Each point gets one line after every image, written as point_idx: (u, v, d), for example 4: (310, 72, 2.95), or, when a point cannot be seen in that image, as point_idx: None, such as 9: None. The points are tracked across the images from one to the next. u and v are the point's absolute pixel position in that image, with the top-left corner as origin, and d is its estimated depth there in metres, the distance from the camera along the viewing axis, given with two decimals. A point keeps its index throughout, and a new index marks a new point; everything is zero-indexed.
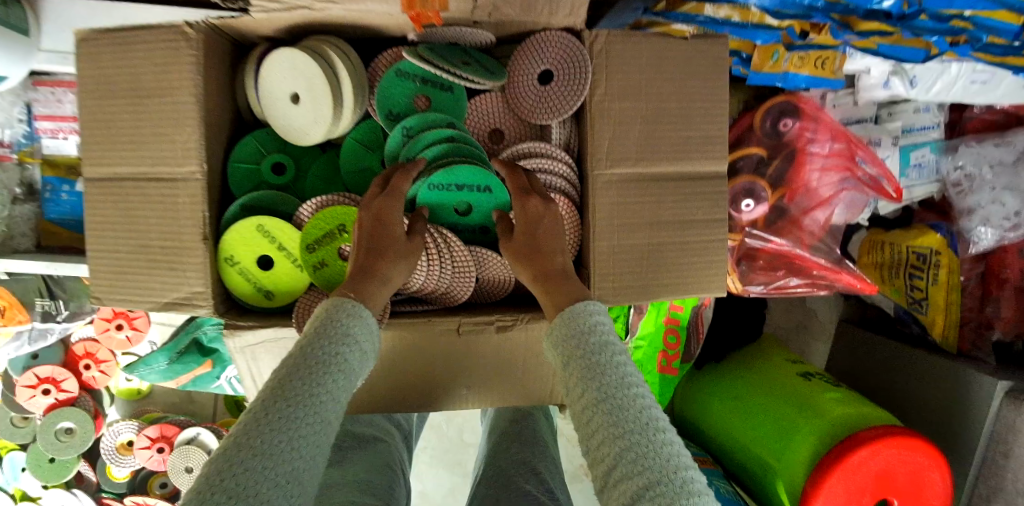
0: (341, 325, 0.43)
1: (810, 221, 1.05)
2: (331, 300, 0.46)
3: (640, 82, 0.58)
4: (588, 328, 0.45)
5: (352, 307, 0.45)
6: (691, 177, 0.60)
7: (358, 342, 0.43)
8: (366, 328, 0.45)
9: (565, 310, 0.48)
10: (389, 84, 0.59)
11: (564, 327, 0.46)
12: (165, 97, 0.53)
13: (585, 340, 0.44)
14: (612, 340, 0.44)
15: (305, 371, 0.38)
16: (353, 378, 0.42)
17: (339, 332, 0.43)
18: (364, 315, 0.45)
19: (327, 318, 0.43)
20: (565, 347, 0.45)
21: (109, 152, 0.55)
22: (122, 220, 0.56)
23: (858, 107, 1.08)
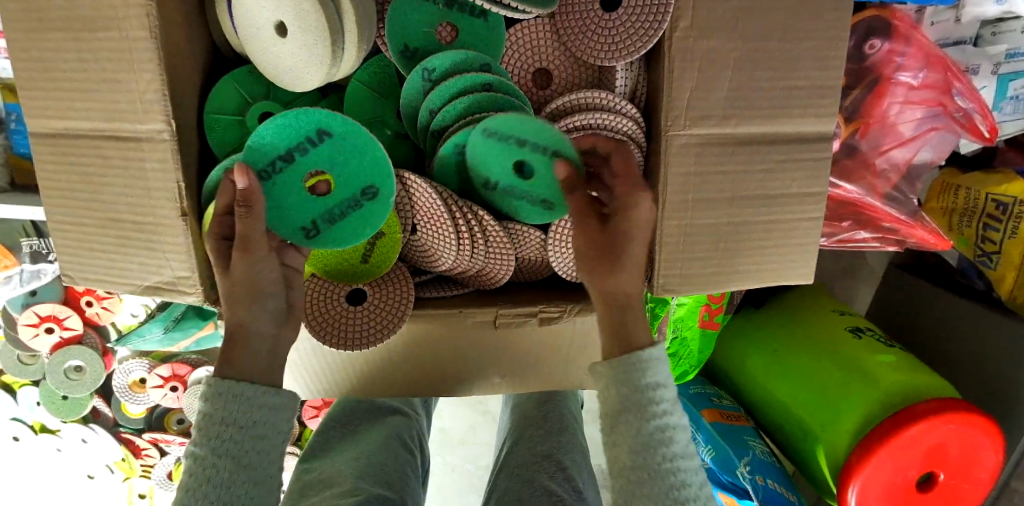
0: (232, 407, 0.39)
1: (884, 161, 0.90)
2: (212, 377, 0.40)
3: (736, 10, 0.43)
4: (648, 387, 0.41)
5: (222, 390, 0.39)
6: (788, 141, 0.47)
7: (249, 416, 0.40)
8: (263, 391, 0.41)
9: (627, 356, 0.41)
10: (403, 7, 0.45)
11: (617, 373, 0.41)
12: (109, 27, 0.40)
13: (650, 397, 0.40)
14: (671, 393, 0.41)
15: (211, 475, 0.38)
16: (269, 439, 0.41)
17: (234, 419, 0.39)
18: (241, 388, 0.40)
19: (212, 408, 0.39)
20: (620, 396, 0.41)
21: (53, 100, 0.43)
22: (81, 188, 0.45)
23: (962, 26, 0.89)
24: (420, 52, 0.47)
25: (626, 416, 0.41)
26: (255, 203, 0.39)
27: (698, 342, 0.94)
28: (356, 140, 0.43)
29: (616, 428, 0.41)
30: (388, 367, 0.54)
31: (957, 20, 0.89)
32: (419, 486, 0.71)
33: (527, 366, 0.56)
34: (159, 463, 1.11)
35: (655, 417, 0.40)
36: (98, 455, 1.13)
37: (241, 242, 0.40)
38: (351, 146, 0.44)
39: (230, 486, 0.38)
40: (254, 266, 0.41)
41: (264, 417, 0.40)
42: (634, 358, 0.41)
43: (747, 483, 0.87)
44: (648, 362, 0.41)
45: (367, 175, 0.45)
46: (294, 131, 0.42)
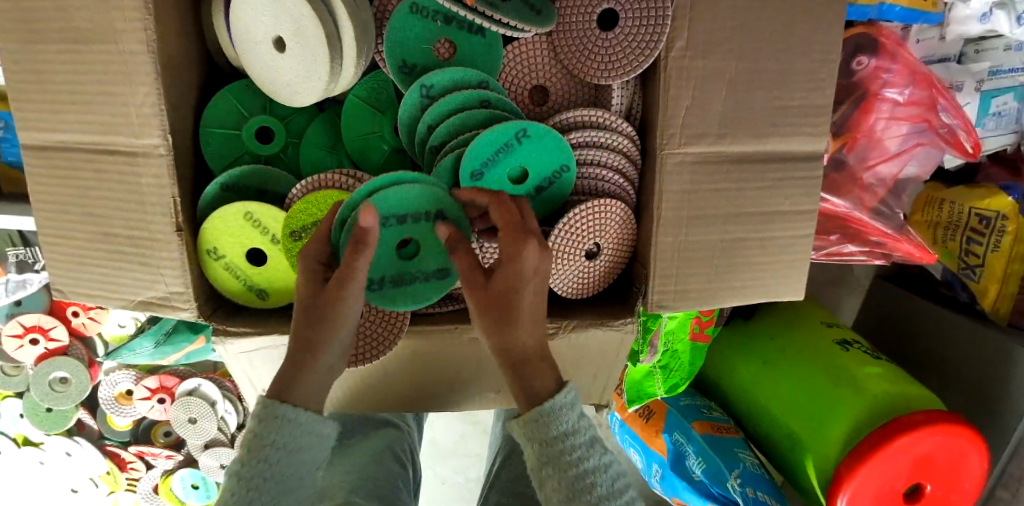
0: (283, 430, 0.38)
1: (871, 176, 0.91)
2: (263, 397, 0.39)
3: (730, 31, 0.44)
4: (561, 435, 0.38)
5: (281, 411, 0.38)
6: (780, 158, 0.48)
7: (299, 440, 0.39)
8: (313, 417, 0.40)
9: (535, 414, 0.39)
10: (401, 25, 0.46)
11: (531, 430, 0.39)
12: (108, 42, 0.40)
13: (564, 448, 0.38)
14: (590, 435, 0.39)
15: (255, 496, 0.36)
16: (309, 465, 0.40)
17: (284, 441, 0.38)
18: (298, 413, 0.39)
19: (266, 431, 0.38)
20: (535, 449, 0.39)
21: (49, 114, 0.43)
22: (75, 201, 0.45)
23: (946, 44, 0.92)
24: (418, 69, 0.47)
25: (549, 470, 0.38)
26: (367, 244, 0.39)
27: (690, 352, 0.95)
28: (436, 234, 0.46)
29: (544, 484, 0.39)
30: (383, 382, 0.54)
31: (942, 37, 0.91)
32: (411, 499, 0.70)
33: None
34: (145, 476, 1.09)
35: (575, 465, 0.38)
36: (82, 469, 1.10)
37: (339, 276, 0.40)
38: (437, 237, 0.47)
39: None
40: (343, 304, 0.40)
41: (310, 442, 0.40)
42: (540, 413, 0.39)
43: (737, 495, 0.88)
44: (555, 412, 0.39)
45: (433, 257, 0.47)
46: (413, 198, 0.44)
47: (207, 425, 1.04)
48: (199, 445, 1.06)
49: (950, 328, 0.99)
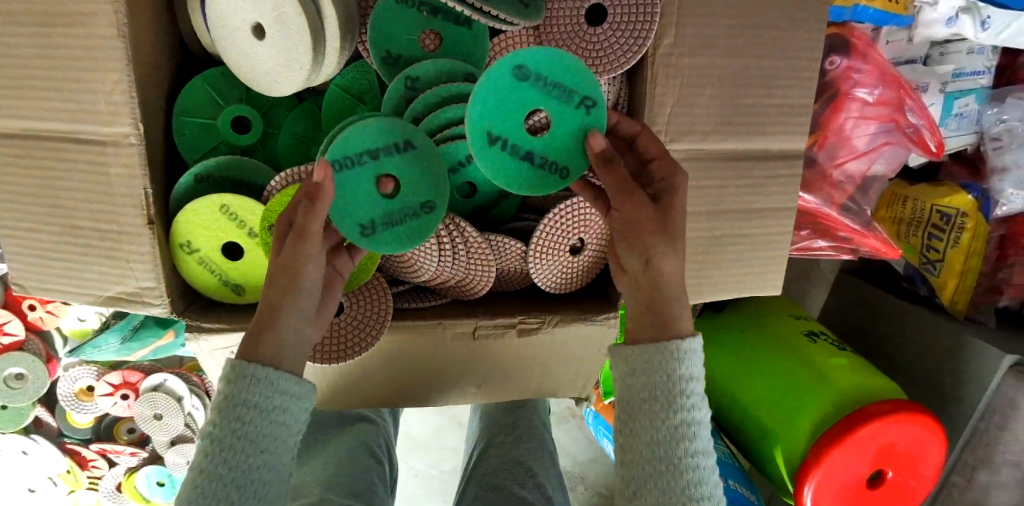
0: (254, 389, 0.35)
1: (841, 174, 0.94)
2: (234, 358, 0.36)
3: (716, 30, 0.44)
4: (681, 385, 0.36)
5: (251, 370, 0.35)
6: (761, 157, 0.49)
7: (276, 401, 0.36)
8: (288, 376, 0.37)
9: (665, 345, 0.36)
10: (386, 13, 0.44)
11: (653, 361, 0.36)
12: (74, 24, 0.38)
13: (679, 390, 0.36)
14: (701, 389, 0.37)
15: (227, 457, 0.34)
16: (291, 428, 0.37)
17: (254, 400, 0.35)
18: (269, 374, 0.36)
19: (235, 390, 0.35)
20: (648, 387, 0.36)
21: (8, 97, 0.40)
22: (37, 191, 0.42)
23: (914, 46, 0.95)
24: (403, 60, 0.46)
25: (658, 409, 0.36)
26: (322, 199, 0.38)
27: None
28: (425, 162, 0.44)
29: (636, 422, 0.36)
30: (365, 378, 0.53)
31: (910, 40, 0.93)
32: (387, 495, 0.69)
33: (505, 375, 0.55)
34: (108, 474, 1.05)
35: (683, 413, 0.36)
36: (41, 467, 1.06)
37: (296, 233, 0.38)
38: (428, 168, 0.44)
39: (246, 471, 0.34)
40: (301, 258, 0.38)
41: (284, 403, 0.37)
42: (669, 346, 0.36)
43: None
44: (684, 351, 0.36)
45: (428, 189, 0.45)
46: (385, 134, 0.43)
47: (174, 421, 1.00)
48: (165, 441, 1.02)
49: (911, 320, 1.04)
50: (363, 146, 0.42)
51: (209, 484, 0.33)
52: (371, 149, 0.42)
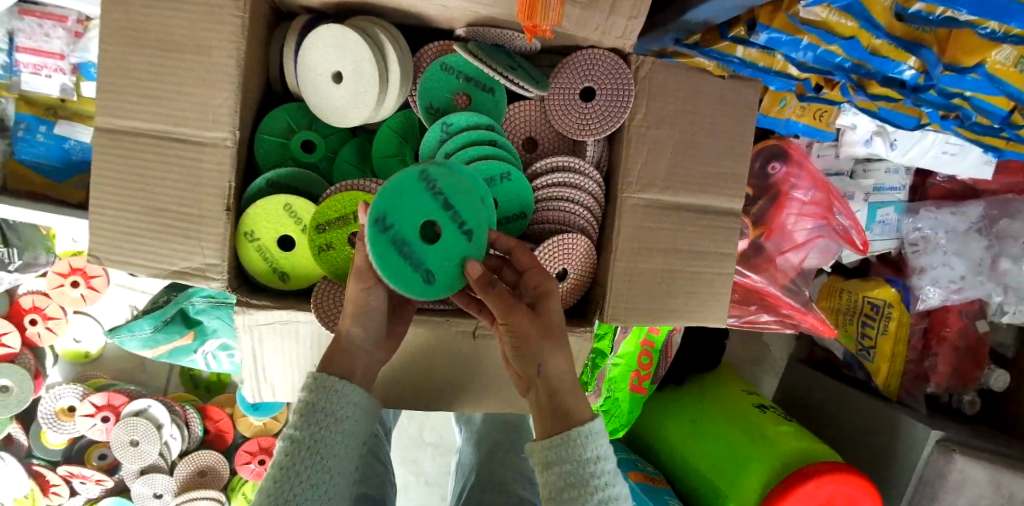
0: (329, 399, 0.47)
1: (783, 260, 1.10)
2: (316, 372, 0.48)
3: (676, 112, 0.60)
4: (596, 475, 0.44)
5: (328, 383, 0.47)
6: (708, 211, 0.62)
7: (342, 411, 0.47)
8: (354, 389, 0.49)
9: (570, 433, 0.44)
10: (433, 77, 0.60)
11: (561, 451, 0.44)
12: (203, 55, 0.51)
13: (591, 472, 0.44)
14: (613, 470, 0.45)
15: (303, 452, 0.45)
16: (351, 434, 0.48)
17: (327, 408, 0.47)
18: (341, 388, 0.47)
19: (314, 398, 0.46)
20: (565, 473, 0.44)
21: (132, 104, 0.52)
22: (134, 178, 0.53)
23: (839, 161, 1.16)
24: (440, 111, 0.61)
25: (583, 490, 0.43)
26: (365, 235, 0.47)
27: (629, 402, 1.04)
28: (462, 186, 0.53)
29: None
30: (379, 374, 0.60)
31: (836, 155, 1.16)
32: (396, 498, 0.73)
33: (501, 384, 0.62)
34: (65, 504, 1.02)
35: (600, 491, 0.44)
36: None
37: (354, 269, 0.48)
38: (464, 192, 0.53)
39: (316, 466, 0.45)
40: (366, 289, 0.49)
41: (350, 411, 0.48)
42: (574, 435, 0.44)
43: None
44: (590, 437, 0.44)
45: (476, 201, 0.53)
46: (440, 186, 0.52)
47: (149, 448, 0.99)
48: (135, 471, 1.01)
49: (854, 397, 1.14)
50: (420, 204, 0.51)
51: (291, 474, 0.44)
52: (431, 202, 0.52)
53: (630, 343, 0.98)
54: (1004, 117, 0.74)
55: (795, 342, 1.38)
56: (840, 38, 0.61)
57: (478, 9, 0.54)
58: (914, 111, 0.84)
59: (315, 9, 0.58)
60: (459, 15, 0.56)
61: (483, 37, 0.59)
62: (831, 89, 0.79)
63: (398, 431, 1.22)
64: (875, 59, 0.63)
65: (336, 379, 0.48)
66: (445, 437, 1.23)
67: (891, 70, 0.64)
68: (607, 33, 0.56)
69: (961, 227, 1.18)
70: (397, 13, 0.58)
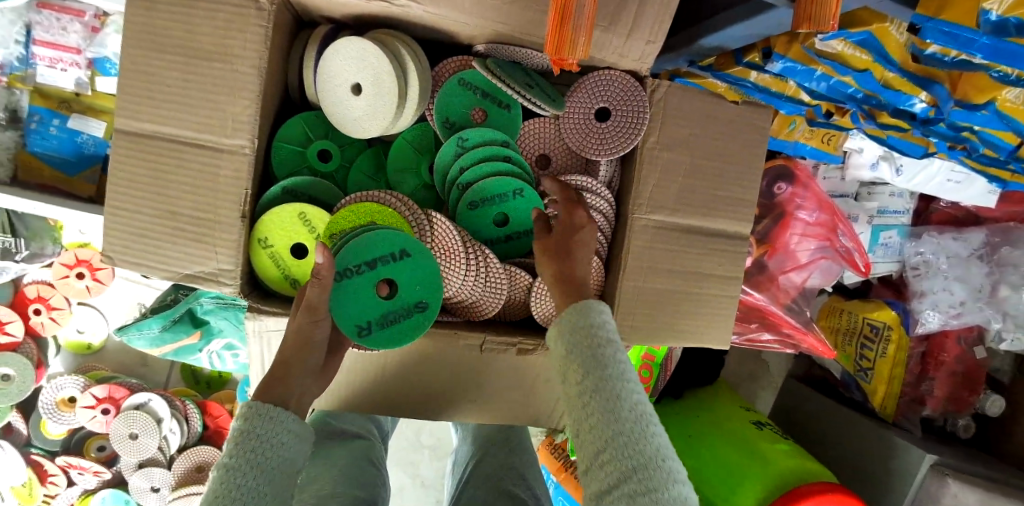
0: (267, 425, 0.42)
1: (784, 280, 1.11)
2: (250, 400, 0.43)
3: (689, 136, 0.61)
4: (603, 341, 0.46)
5: (266, 409, 0.42)
6: (717, 234, 0.63)
7: (281, 438, 0.42)
8: (293, 417, 0.44)
9: (574, 306, 0.49)
10: (449, 92, 0.61)
11: (569, 319, 0.48)
12: (225, 62, 0.52)
13: (594, 334, 0.47)
14: (615, 337, 0.47)
15: (240, 483, 0.39)
16: (290, 465, 0.43)
17: (266, 436, 0.41)
18: (279, 414, 0.43)
19: (252, 425, 0.41)
20: (571, 338, 0.47)
21: (152, 108, 0.53)
22: (149, 181, 0.53)
23: (845, 184, 1.17)
24: (456, 125, 0.62)
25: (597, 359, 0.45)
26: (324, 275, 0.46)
27: None
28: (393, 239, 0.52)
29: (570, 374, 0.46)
30: (381, 384, 0.60)
31: (841, 178, 1.17)
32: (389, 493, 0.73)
33: (502, 398, 0.62)
34: (62, 494, 1.02)
35: (604, 350, 0.46)
36: None
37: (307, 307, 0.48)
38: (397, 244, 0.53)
39: (255, 499, 0.39)
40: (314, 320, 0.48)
41: (289, 440, 0.43)
42: (580, 305, 0.49)
43: None
44: (594, 314, 0.48)
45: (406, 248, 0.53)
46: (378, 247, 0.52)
47: (147, 442, 0.99)
48: (133, 463, 1.01)
49: (850, 418, 1.15)
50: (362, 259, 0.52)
51: (226, 504, 0.37)
52: (370, 261, 0.52)
53: (629, 358, 1.02)
54: (1011, 150, 0.74)
55: (792, 360, 1.39)
56: (854, 70, 0.62)
57: (498, 27, 0.54)
58: (922, 140, 0.85)
59: (336, 19, 0.59)
60: (478, 32, 0.57)
61: (500, 54, 0.60)
62: (842, 116, 0.80)
63: (396, 434, 1.22)
64: (887, 91, 0.64)
65: (271, 408, 0.43)
66: (443, 440, 1.24)
67: (902, 102, 0.65)
68: (624, 57, 0.57)
69: (964, 253, 1.18)
70: (417, 27, 0.58)
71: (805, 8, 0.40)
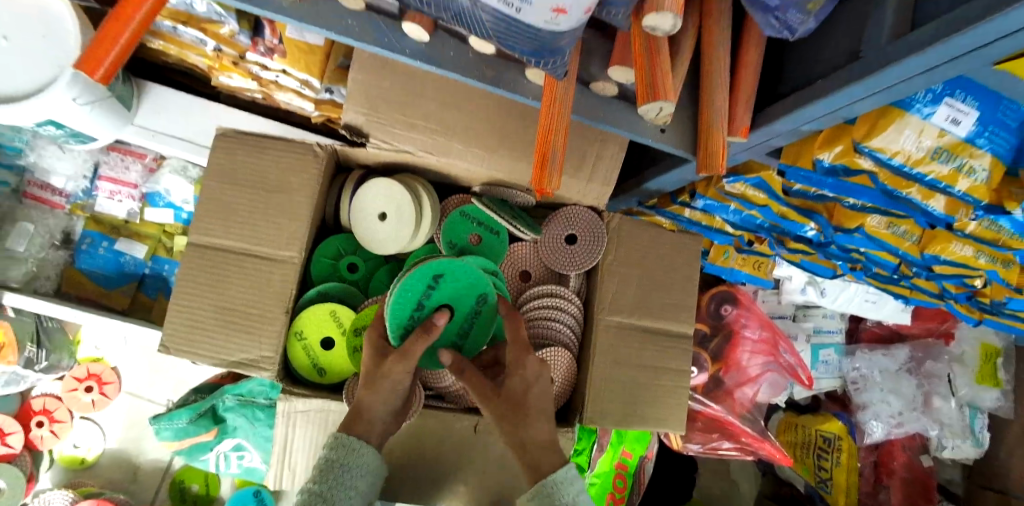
0: (346, 455, 0.54)
1: (740, 394, 1.24)
2: (339, 431, 0.57)
3: (638, 255, 0.78)
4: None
5: (349, 442, 0.55)
6: (668, 333, 0.78)
7: (354, 467, 0.54)
8: (367, 451, 0.56)
9: (545, 483, 0.55)
10: (454, 221, 0.79)
11: (540, 499, 0.55)
12: (286, 194, 0.68)
13: None
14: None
15: (315, 497, 0.52)
16: (358, 493, 0.54)
17: (343, 462, 0.54)
18: (357, 448, 0.55)
19: (334, 452, 0.54)
20: None
21: (223, 227, 0.68)
22: (212, 284, 0.66)
23: (781, 306, 1.36)
24: (457, 246, 0.78)
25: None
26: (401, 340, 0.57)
27: None
28: (426, 269, 0.63)
29: None
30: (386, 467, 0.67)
31: (778, 300, 1.36)
32: None
33: (490, 482, 0.69)
34: None
35: None
36: None
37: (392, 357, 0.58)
38: (429, 274, 0.63)
39: None
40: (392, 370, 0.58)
41: (361, 470, 0.55)
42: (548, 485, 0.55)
43: None
44: (557, 484, 0.56)
45: (437, 269, 0.64)
46: (418, 285, 0.63)
47: None
48: None
49: None
50: (412, 301, 0.63)
51: None
52: (418, 299, 0.63)
53: (604, 462, 1.07)
54: (894, 267, 0.92)
55: (762, 475, 1.45)
56: (757, 205, 0.83)
57: (493, 172, 0.74)
58: (829, 264, 1.05)
59: (368, 165, 0.78)
60: (477, 177, 0.76)
61: (492, 193, 0.79)
62: (760, 243, 1.02)
63: None
64: (785, 220, 0.85)
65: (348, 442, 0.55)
66: None
67: (797, 230, 0.87)
68: (586, 195, 0.76)
69: (894, 366, 1.33)
70: (430, 172, 0.77)
71: (703, 158, 0.61)
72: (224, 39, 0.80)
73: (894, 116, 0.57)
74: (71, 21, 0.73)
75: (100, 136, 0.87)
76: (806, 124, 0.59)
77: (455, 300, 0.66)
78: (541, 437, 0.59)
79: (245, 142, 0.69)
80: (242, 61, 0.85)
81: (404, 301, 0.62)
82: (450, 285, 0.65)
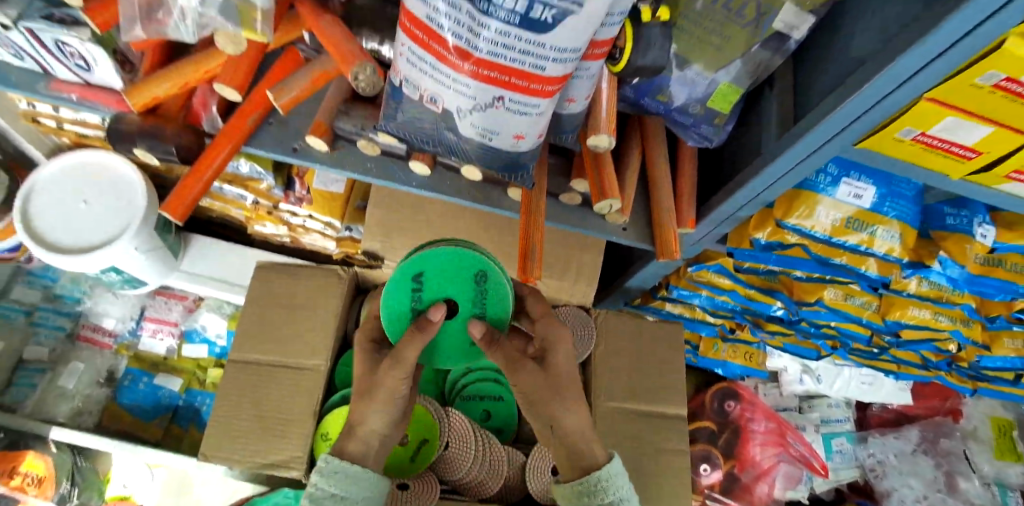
0: (336, 479, 0.56)
1: (758, 489, 1.22)
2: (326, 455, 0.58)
3: (624, 344, 0.87)
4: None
5: (334, 467, 0.56)
6: (661, 415, 0.84)
7: (344, 492, 0.56)
8: (356, 470, 0.57)
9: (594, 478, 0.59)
10: None
11: (588, 491, 0.58)
12: (313, 313, 0.80)
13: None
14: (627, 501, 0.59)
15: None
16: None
17: (334, 488, 0.56)
18: (344, 470, 0.56)
19: (322, 479, 0.55)
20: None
21: (257, 345, 0.78)
22: (247, 395, 0.74)
23: (785, 398, 1.34)
24: None
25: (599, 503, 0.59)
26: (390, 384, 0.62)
27: None
28: (399, 276, 0.62)
29: None
30: None
31: (780, 392, 1.34)
32: None
33: None
34: None
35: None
36: None
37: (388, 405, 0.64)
38: (408, 277, 0.62)
39: None
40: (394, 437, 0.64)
41: (352, 491, 0.57)
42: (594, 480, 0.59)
43: None
44: (610, 478, 0.59)
45: (409, 269, 0.62)
46: (401, 299, 0.63)
47: None
48: None
49: None
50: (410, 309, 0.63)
51: None
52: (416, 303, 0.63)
53: None
54: (868, 339, 1.00)
55: None
56: (725, 289, 0.94)
57: None
58: (812, 347, 1.12)
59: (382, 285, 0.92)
60: None
61: None
62: (742, 332, 1.10)
63: None
64: (753, 302, 0.95)
65: (333, 461, 0.57)
66: None
67: (767, 309, 0.97)
68: (571, 295, 0.88)
69: (908, 449, 1.32)
70: None
71: (662, 246, 0.75)
72: (261, 191, 0.97)
73: (805, 196, 0.73)
74: (141, 184, 0.89)
75: (149, 281, 1.00)
76: (739, 210, 0.74)
77: (447, 282, 0.63)
78: (577, 421, 0.63)
79: (279, 272, 0.83)
80: (275, 210, 1.02)
81: (400, 319, 0.64)
82: (441, 274, 0.62)
